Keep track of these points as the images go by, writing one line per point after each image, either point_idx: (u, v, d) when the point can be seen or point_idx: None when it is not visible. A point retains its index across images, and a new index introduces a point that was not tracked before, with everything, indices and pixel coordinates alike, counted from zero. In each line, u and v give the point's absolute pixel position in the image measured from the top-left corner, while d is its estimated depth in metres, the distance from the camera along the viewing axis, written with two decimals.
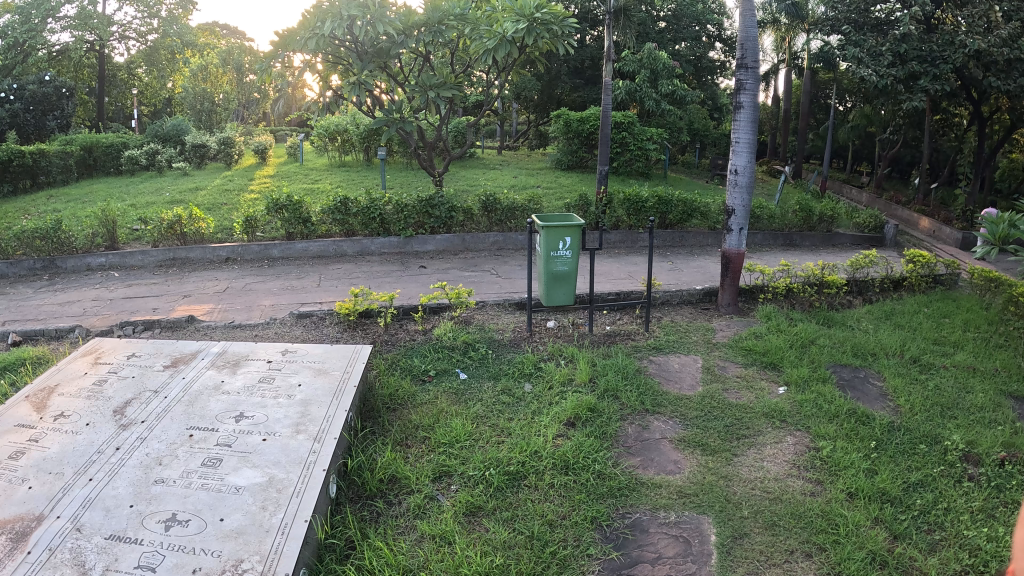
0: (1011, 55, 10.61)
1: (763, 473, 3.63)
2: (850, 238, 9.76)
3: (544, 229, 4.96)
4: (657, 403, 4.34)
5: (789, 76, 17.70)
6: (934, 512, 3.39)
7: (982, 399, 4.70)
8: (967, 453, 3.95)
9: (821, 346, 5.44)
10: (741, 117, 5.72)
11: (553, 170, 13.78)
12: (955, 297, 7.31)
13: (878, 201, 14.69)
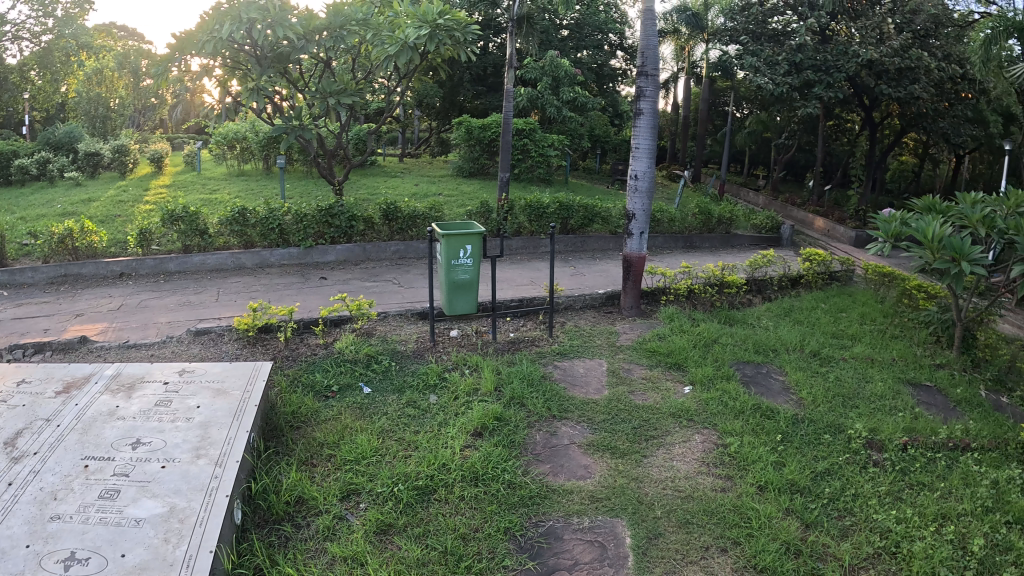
0: (902, 64, 11.20)
1: (672, 473, 3.51)
2: (748, 239, 9.92)
3: (444, 238, 4.76)
4: (563, 409, 4.14)
5: (688, 84, 18.04)
6: (842, 499, 3.41)
7: (881, 387, 4.80)
8: (869, 440, 4.02)
9: (723, 344, 5.32)
10: (641, 124, 5.66)
11: (455, 177, 13.54)
12: (851, 292, 7.48)
13: (774, 204, 15.14)
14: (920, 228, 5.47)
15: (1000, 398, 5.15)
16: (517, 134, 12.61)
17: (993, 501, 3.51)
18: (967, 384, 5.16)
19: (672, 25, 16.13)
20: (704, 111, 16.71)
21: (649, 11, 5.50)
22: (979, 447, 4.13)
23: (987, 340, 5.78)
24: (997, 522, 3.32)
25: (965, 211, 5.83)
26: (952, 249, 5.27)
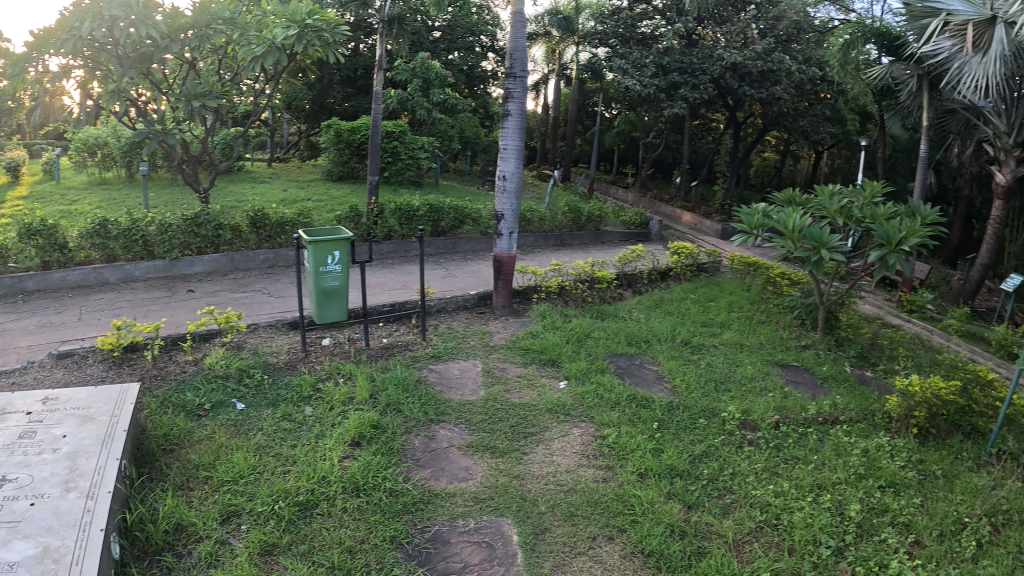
0: (765, 68, 11.69)
1: (553, 467, 3.39)
2: (618, 235, 10.02)
3: (313, 245, 4.45)
4: (440, 412, 3.91)
5: (558, 85, 18.17)
6: (721, 478, 3.40)
7: (751, 370, 4.88)
8: (743, 421, 4.04)
9: (596, 339, 5.21)
10: (509, 125, 5.44)
11: (325, 182, 13.09)
12: (718, 282, 7.66)
13: (643, 200, 15.46)
14: (780, 219, 5.63)
15: (865, 373, 5.35)
16: (387, 136, 12.22)
17: (864, 469, 3.61)
18: (832, 362, 5.34)
19: (545, 28, 16.30)
20: (573, 111, 16.78)
21: (517, 10, 5.33)
22: (846, 419, 4.25)
23: (849, 321, 6.00)
24: (869, 487, 3.42)
25: (823, 202, 6.03)
26: (812, 238, 5.41)
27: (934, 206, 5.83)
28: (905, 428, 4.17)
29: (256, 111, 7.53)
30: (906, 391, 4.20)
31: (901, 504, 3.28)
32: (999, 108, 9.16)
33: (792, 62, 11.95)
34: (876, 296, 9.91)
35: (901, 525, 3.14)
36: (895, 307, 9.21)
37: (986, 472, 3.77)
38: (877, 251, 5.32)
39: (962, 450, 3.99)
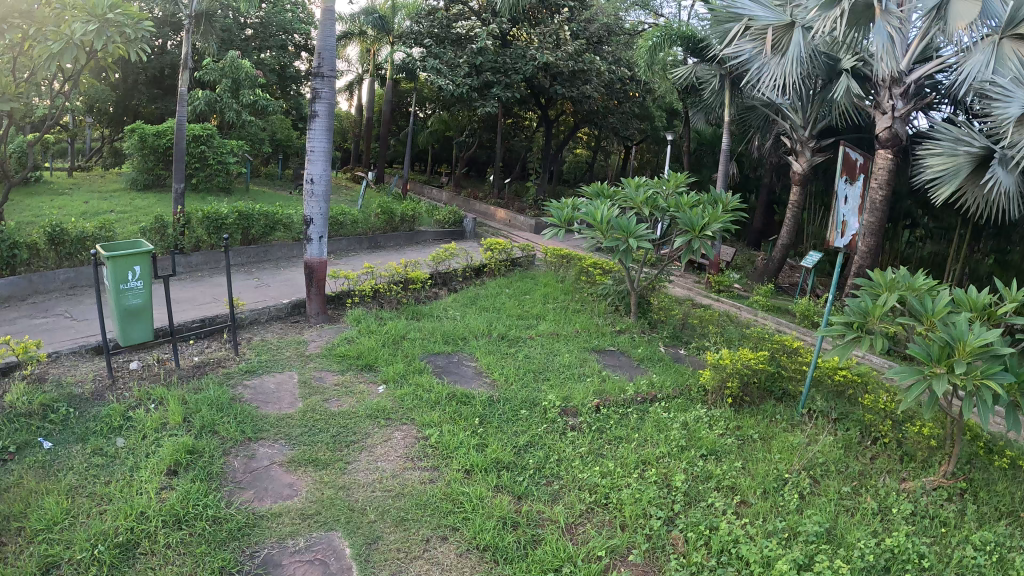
0: (575, 68, 12.07)
1: (379, 474, 3.22)
2: (432, 234, 10.02)
3: (110, 261, 3.77)
4: (258, 429, 3.57)
5: (372, 85, 17.76)
6: (549, 466, 3.38)
7: (568, 357, 4.95)
8: (564, 407, 4.06)
9: (413, 339, 5.09)
10: (316, 127, 5.21)
11: (129, 191, 12.10)
12: (533, 275, 7.80)
13: (456, 198, 15.49)
14: (589, 211, 5.75)
15: (679, 351, 5.63)
16: (193, 140, 11.41)
17: (686, 441, 3.75)
18: (646, 344, 5.53)
19: (357, 25, 15.74)
20: (387, 113, 16.47)
21: (327, 6, 5.11)
22: (662, 397, 4.39)
23: (660, 304, 6.23)
24: (692, 457, 3.58)
25: (630, 193, 6.19)
26: (619, 228, 5.57)
27: (734, 194, 6.15)
28: (719, 399, 4.38)
29: (52, 118, 6.18)
30: (718, 363, 4.40)
31: (724, 469, 3.48)
32: (796, 104, 9.93)
33: (603, 62, 12.55)
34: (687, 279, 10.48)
35: (726, 488, 3.34)
36: (706, 288, 9.81)
37: (798, 430, 4.12)
38: (682, 238, 5.55)
39: (776, 413, 4.32)
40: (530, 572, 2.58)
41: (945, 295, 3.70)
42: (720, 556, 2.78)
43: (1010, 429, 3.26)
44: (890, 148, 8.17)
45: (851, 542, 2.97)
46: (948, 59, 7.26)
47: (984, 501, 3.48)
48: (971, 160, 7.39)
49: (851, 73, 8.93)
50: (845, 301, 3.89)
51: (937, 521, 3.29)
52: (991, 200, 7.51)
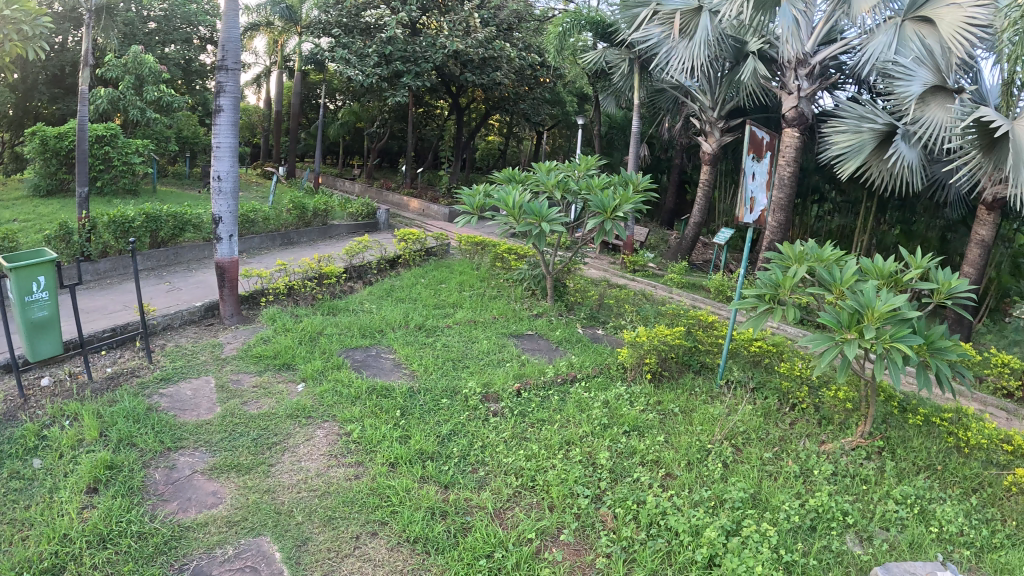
0: (484, 54, 12.10)
1: (303, 474, 3.15)
2: (346, 228, 9.94)
3: (14, 273, 3.54)
4: (177, 438, 3.44)
5: (281, 78, 17.29)
6: (473, 453, 3.38)
7: (487, 343, 4.97)
8: (485, 393, 4.07)
9: (329, 335, 5.03)
10: (220, 122, 5.05)
11: (30, 198, 11.50)
12: (448, 264, 7.83)
13: (369, 190, 15.35)
14: (501, 198, 5.75)
15: (597, 331, 5.75)
16: (97, 141, 10.94)
17: (608, 419, 3.81)
18: (564, 326, 5.60)
19: (266, 17, 15.13)
20: (296, 105, 15.99)
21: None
22: (582, 376, 4.46)
23: (576, 287, 6.44)
24: (615, 434, 3.63)
25: (541, 177, 6.24)
26: (532, 213, 5.60)
27: (645, 174, 6.27)
28: (639, 375, 4.46)
29: None
30: (635, 341, 4.45)
31: (648, 444, 3.54)
32: (704, 85, 10.18)
33: (512, 48, 12.63)
34: (602, 261, 10.65)
35: (650, 462, 3.40)
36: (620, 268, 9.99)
37: (717, 401, 4.22)
38: (594, 220, 5.61)
39: (696, 386, 4.42)
40: (461, 560, 2.58)
41: (852, 264, 3.80)
42: (649, 529, 2.83)
43: (921, 388, 3.40)
44: (796, 126, 8.41)
45: (776, 505, 3.07)
46: (851, 40, 7.55)
47: (901, 458, 3.65)
48: (874, 137, 7.71)
49: (757, 56, 9.27)
50: (756, 274, 3.97)
51: (858, 479, 3.43)
52: (893, 174, 7.83)
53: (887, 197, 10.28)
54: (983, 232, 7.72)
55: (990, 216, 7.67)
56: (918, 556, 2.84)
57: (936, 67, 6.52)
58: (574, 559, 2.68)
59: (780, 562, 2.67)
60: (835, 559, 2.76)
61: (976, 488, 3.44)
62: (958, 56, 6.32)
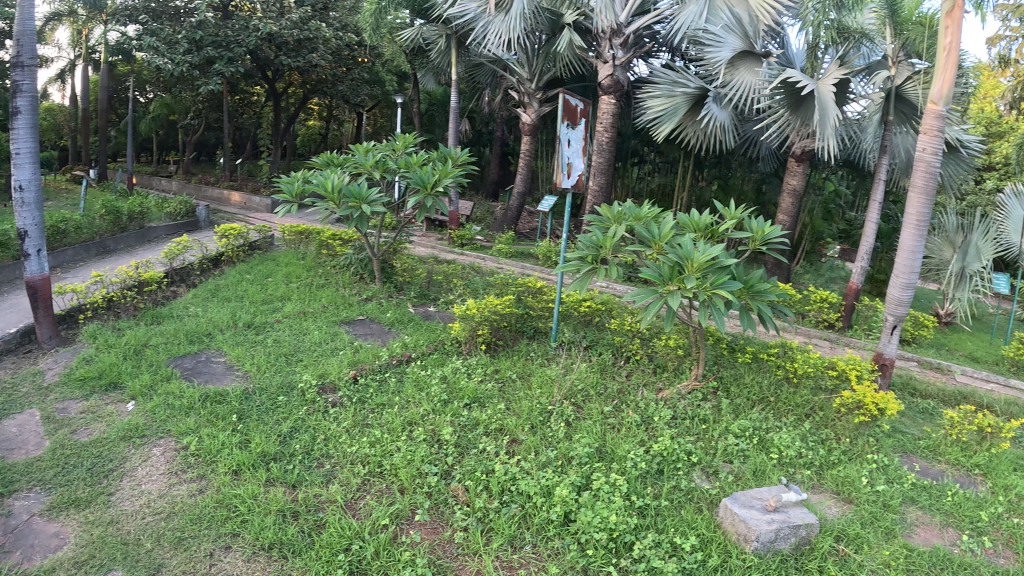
0: (300, 36, 11.73)
1: (146, 497, 3.02)
2: (164, 229, 9.53)
3: None
4: (7, 482, 3.15)
5: (85, 71, 15.99)
6: (316, 448, 3.38)
7: (319, 334, 5.02)
8: (321, 385, 4.06)
9: (155, 346, 4.81)
10: (19, 127, 4.64)
11: None
12: (273, 257, 7.74)
13: (187, 186, 14.58)
14: (319, 181, 5.64)
15: (428, 309, 6.11)
16: None
17: (448, 394, 3.92)
18: (395, 307, 5.87)
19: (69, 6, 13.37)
20: (105, 100, 14.73)
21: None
22: (417, 356, 4.55)
23: (403, 266, 6.63)
24: (457, 409, 3.75)
25: (358, 158, 6.21)
26: (352, 195, 5.62)
27: (463, 149, 6.38)
28: (474, 347, 4.61)
29: None
30: (466, 314, 4.57)
31: (489, 414, 3.68)
32: (522, 58, 10.39)
33: (329, 28, 12.34)
34: (429, 238, 11.03)
35: (495, 431, 3.52)
36: (447, 245, 10.40)
37: (554, 362, 4.50)
38: (415, 196, 5.70)
39: (531, 350, 4.68)
40: (320, 558, 2.58)
41: (668, 220, 4.05)
42: (502, 496, 2.95)
43: (745, 328, 3.74)
44: (613, 94, 8.79)
45: (622, 455, 3.26)
46: (663, 10, 7.94)
47: (736, 394, 4.08)
48: (687, 100, 8.30)
49: (573, 28, 9.47)
50: (578, 237, 4.13)
51: (698, 419, 3.77)
52: (707, 134, 8.43)
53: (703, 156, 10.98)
54: (794, 182, 8.55)
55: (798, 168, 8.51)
56: (761, 482, 3.18)
57: (744, 35, 7.18)
58: (433, 538, 2.73)
59: (633, 508, 2.86)
60: (687, 497, 3.02)
61: (807, 413, 3.93)
62: (765, 23, 7.00)
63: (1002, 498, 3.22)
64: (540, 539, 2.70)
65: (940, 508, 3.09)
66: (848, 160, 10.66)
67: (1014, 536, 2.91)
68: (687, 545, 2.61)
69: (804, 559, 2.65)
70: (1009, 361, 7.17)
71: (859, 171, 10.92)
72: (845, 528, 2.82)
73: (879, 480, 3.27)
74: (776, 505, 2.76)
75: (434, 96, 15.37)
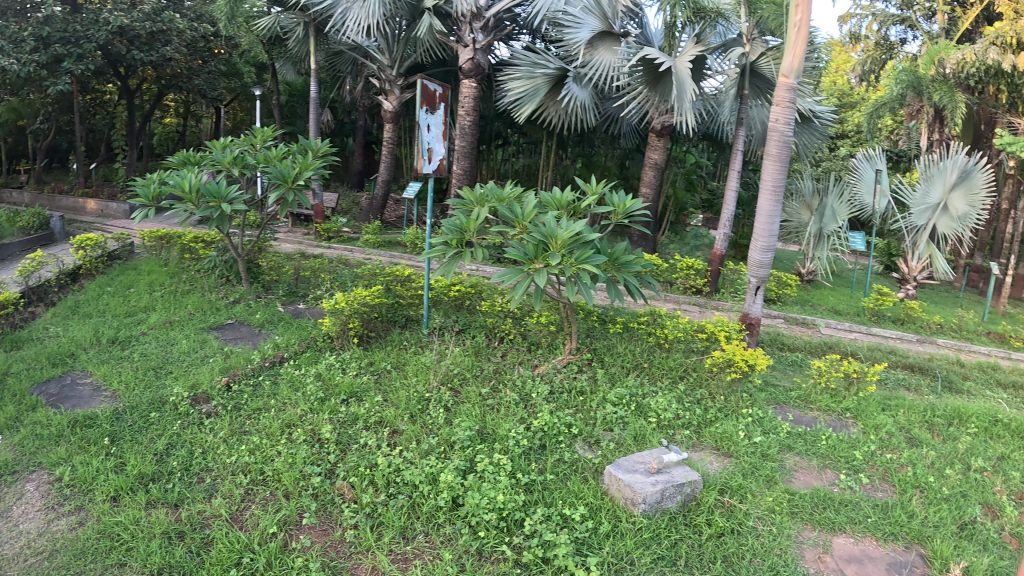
0: (154, 27, 11.07)
1: (23, 538, 2.84)
2: (17, 245, 9.03)
3: None
4: None
5: None
6: (195, 462, 3.37)
7: (187, 343, 5.05)
8: (193, 396, 4.08)
9: (17, 373, 4.55)
10: None
11: None
12: (136, 265, 7.49)
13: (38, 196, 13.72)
14: (174, 183, 5.57)
15: (298, 306, 6.25)
16: None
17: (324, 392, 4.08)
18: (263, 308, 5.97)
19: None
20: None
21: None
22: (290, 356, 4.68)
23: (269, 265, 6.78)
24: (334, 406, 3.90)
25: (216, 155, 6.18)
26: (210, 194, 5.62)
27: (322, 140, 6.50)
28: (346, 341, 4.78)
29: None
30: (336, 309, 4.71)
31: (367, 408, 3.84)
32: (382, 44, 10.65)
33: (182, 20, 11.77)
34: (294, 233, 10.98)
35: (375, 424, 3.70)
36: (313, 239, 10.39)
37: (428, 349, 4.71)
38: (277, 190, 5.81)
39: (405, 339, 4.89)
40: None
41: (530, 200, 4.32)
42: (387, 488, 3.10)
43: (614, 299, 4.06)
44: (473, 76, 9.34)
45: (503, 434, 3.52)
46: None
47: (611, 363, 4.55)
48: (547, 80, 8.95)
49: (432, 12, 9.63)
50: (442, 221, 4.27)
51: (576, 391, 4.12)
52: (567, 112, 9.17)
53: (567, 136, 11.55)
54: (654, 156, 9.18)
55: (658, 141, 9.08)
56: (643, 446, 3.54)
57: (603, 15, 8.06)
58: (324, 540, 2.81)
59: (520, 485, 3.09)
60: (571, 468, 3.30)
61: (682, 374, 4.47)
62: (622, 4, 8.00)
63: (870, 437, 3.90)
64: (431, 527, 2.85)
65: (816, 453, 3.65)
66: (707, 134, 11.50)
67: (886, 470, 3.51)
68: (577, 515, 2.84)
69: (692, 514, 2.97)
70: (869, 310, 8.60)
71: (718, 143, 11.82)
72: (729, 481, 3.20)
73: (757, 432, 3.79)
74: (659, 467, 3.09)
75: (295, 88, 15.47)
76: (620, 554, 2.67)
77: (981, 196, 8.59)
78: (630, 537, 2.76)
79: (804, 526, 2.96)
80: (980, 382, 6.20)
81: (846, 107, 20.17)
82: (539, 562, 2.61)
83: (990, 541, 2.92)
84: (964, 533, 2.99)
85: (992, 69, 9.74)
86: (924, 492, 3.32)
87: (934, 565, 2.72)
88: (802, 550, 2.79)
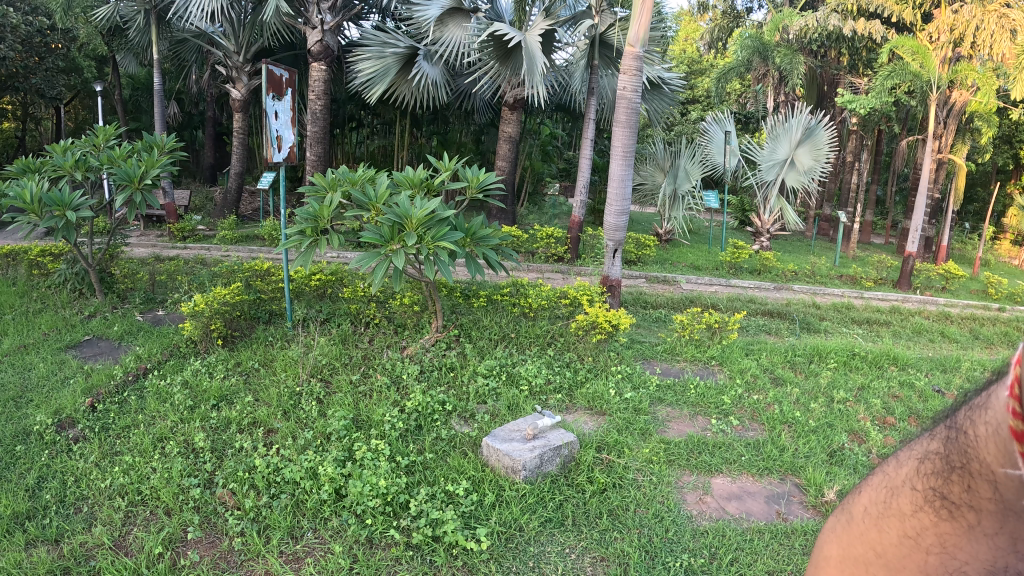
0: None
1: None
2: None
3: None
4: None
5: None
6: (70, 492, 2.98)
7: (48, 365, 4.52)
8: (57, 423, 3.61)
9: None
10: None
11: None
12: None
13: None
14: (13, 194, 5.15)
15: (157, 313, 6.04)
16: None
17: (193, 399, 3.84)
18: (121, 320, 5.65)
19: None
20: None
21: None
22: (154, 366, 4.36)
23: (123, 272, 6.41)
24: (205, 412, 3.68)
25: (56, 159, 5.76)
26: (53, 203, 5.25)
27: (167, 135, 6.18)
28: (210, 344, 4.63)
29: None
30: (195, 312, 4.57)
31: (239, 410, 3.67)
32: (227, 30, 10.35)
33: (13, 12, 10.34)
34: (146, 235, 10.55)
35: (249, 425, 3.55)
36: (167, 240, 10.03)
37: (293, 342, 4.67)
38: (124, 192, 5.59)
39: (269, 335, 4.82)
40: None
41: (381, 182, 4.32)
42: (270, 490, 2.93)
43: (475, 273, 4.19)
44: (322, 59, 9.29)
45: (379, 419, 3.50)
46: None
47: (478, 337, 4.76)
48: (397, 60, 9.06)
49: None
50: (295, 211, 4.23)
51: (446, 368, 4.26)
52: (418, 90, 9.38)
53: (421, 114, 11.80)
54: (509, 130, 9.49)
55: (511, 115, 9.40)
56: (518, 414, 3.71)
57: None
58: (212, 552, 2.60)
59: (400, 468, 3.07)
60: (450, 444, 3.36)
61: (548, 342, 4.77)
62: None
63: (737, 382, 4.33)
64: (319, 522, 2.74)
65: (686, 402, 4.01)
66: (560, 105, 12.01)
67: (753, 410, 3.94)
68: (461, 490, 2.87)
69: (573, 474, 3.13)
70: (727, 263, 9.18)
71: (571, 114, 12.39)
72: (603, 439, 3.41)
73: (627, 388, 4.11)
74: (536, 434, 3.20)
75: (138, 81, 14.59)
76: (509, 522, 2.74)
77: (824, 151, 9.72)
78: (516, 504, 2.85)
79: (683, 472, 3.24)
80: (836, 320, 6.89)
81: (696, 72, 21.08)
82: (430, 541, 2.60)
83: (859, 464, 3.35)
84: (834, 459, 3.41)
85: (832, 34, 10.81)
86: (791, 426, 3.76)
87: (809, 493, 3.07)
88: (684, 494, 3.04)
